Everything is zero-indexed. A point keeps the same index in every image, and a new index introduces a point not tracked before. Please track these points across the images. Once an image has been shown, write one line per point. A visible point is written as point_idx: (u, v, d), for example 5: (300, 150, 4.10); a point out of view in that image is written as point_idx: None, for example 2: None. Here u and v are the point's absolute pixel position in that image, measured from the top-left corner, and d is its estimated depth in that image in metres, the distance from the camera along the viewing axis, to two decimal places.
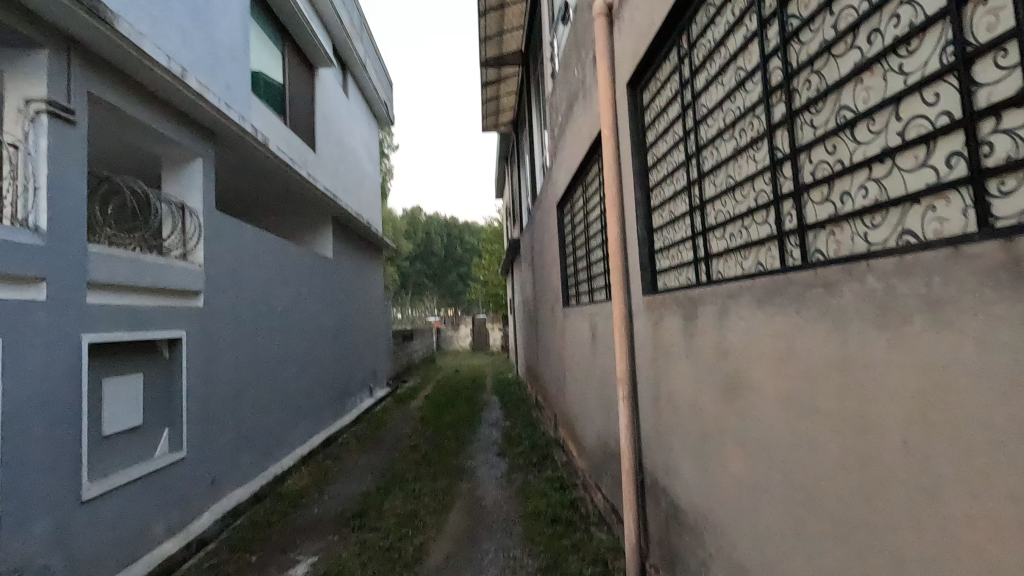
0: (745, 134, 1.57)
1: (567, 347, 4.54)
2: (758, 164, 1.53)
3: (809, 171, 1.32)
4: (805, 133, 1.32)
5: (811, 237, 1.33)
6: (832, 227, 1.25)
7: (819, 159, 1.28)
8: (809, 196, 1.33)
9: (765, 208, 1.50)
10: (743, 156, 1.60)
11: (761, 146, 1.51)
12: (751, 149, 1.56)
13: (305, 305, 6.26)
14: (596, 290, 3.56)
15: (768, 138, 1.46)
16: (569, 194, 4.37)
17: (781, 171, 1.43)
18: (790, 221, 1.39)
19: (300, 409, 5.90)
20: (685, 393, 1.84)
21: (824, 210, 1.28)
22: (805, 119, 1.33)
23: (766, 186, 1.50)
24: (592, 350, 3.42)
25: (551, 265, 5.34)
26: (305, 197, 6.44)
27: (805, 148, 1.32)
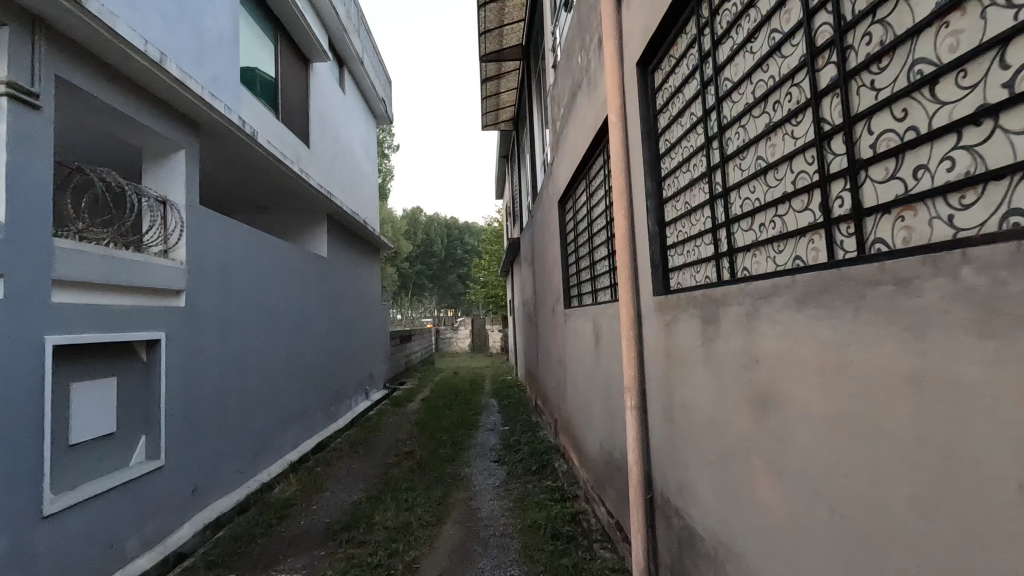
0: (783, 107, 1.37)
1: (568, 350, 4.34)
2: (798, 141, 1.33)
3: (870, 143, 1.12)
4: (864, 98, 1.13)
5: (872, 223, 1.13)
6: (901, 209, 1.05)
7: (885, 128, 1.08)
8: (868, 174, 1.13)
9: (807, 191, 1.30)
10: (778, 133, 1.40)
11: (803, 119, 1.31)
12: (789, 123, 1.36)
13: (297, 306, 6.06)
14: (600, 291, 3.36)
15: (813, 108, 1.26)
16: (571, 190, 4.17)
17: (830, 147, 1.23)
18: (843, 205, 1.19)
19: (290, 412, 5.70)
20: (703, 405, 1.63)
21: (890, 189, 1.08)
22: (864, 81, 1.13)
23: (808, 166, 1.30)
24: (594, 354, 3.23)
25: (551, 265, 5.15)
26: (297, 194, 6.24)
27: (864, 116, 1.12)
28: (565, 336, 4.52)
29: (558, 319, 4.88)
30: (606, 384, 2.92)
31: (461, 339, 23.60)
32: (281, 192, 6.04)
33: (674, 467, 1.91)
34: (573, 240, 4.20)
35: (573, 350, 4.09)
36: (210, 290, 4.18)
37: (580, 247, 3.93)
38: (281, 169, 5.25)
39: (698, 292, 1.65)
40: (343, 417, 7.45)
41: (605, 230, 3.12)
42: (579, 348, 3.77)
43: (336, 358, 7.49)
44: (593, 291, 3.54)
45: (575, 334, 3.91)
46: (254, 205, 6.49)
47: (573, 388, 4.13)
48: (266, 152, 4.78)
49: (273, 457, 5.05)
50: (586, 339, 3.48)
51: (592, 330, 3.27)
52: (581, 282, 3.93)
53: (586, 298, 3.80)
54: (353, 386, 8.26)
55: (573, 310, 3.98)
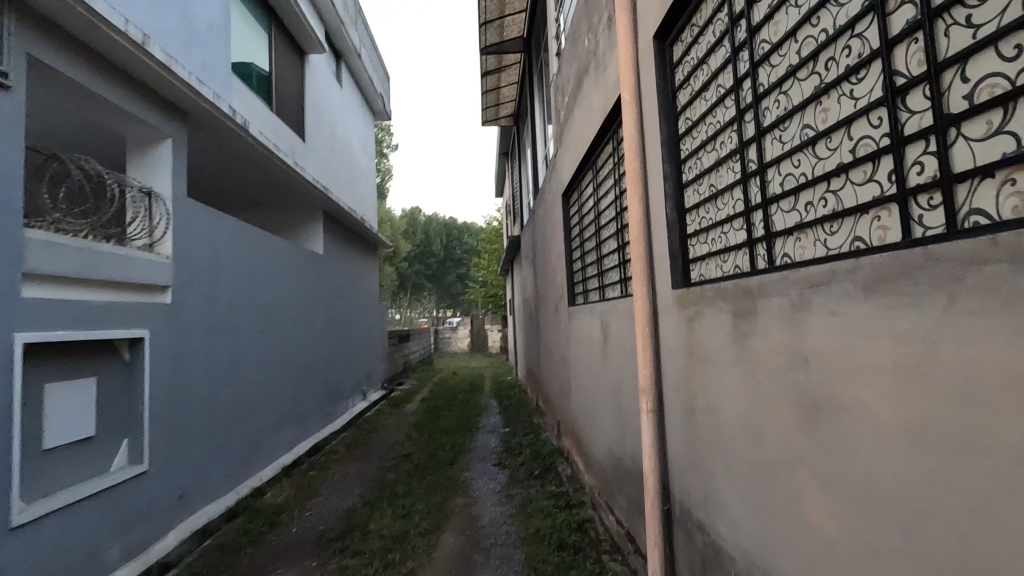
0: (837, 63, 1.16)
1: (572, 350, 4.17)
2: (857, 102, 1.11)
3: (960, 95, 0.90)
4: (953, 40, 0.90)
5: (961, 194, 0.91)
6: (1005, 174, 0.84)
7: (982, 74, 0.86)
8: (956, 135, 0.91)
9: (869, 161, 1.09)
10: (831, 94, 1.18)
11: (865, 75, 1.09)
12: (846, 82, 1.14)
13: (291, 304, 5.88)
14: (607, 287, 3.19)
15: (881, 60, 1.04)
16: (576, 182, 3.99)
17: (902, 105, 1.01)
18: (920, 174, 0.98)
19: (284, 414, 5.52)
20: (733, 409, 1.46)
21: (988, 151, 0.86)
22: (952, 19, 0.91)
23: (870, 130, 1.09)
24: (602, 352, 3.06)
25: (554, 262, 4.97)
26: (292, 189, 6.06)
27: (952, 62, 0.90)
28: (569, 335, 4.34)
29: (562, 317, 4.70)
30: (615, 384, 2.75)
31: (461, 338, 23.41)
32: (274, 186, 5.85)
33: (697, 476, 1.74)
34: (577, 235, 4.02)
35: (577, 349, 3.92)
36: (199, 286, 4.00)
37: (585, 242, 3.76)
38: (274, 162, 5.06)
39: (728, 282, 1.48)
40: (339, 418, 7.27)
41: (613, 222, 2.95)
42: (584, 347, 3.60)
43: (332, 357, 7.31)
44: (599, 287, 3.36)
45: (580, 332, 3.74)
46: (248, 200, 6.31)
47: (578, 389, 3.96)
48: (258, 143, 4.60)
49: (266, 460, 4.87)
50: (593, 338, 3.31)
51: (600, 327, 3.11)
52: (586, 279, 3.75)
53: (592, 295, 3.62)
54: (350, 386, 8.08)
55: (578, 308, 3.81)
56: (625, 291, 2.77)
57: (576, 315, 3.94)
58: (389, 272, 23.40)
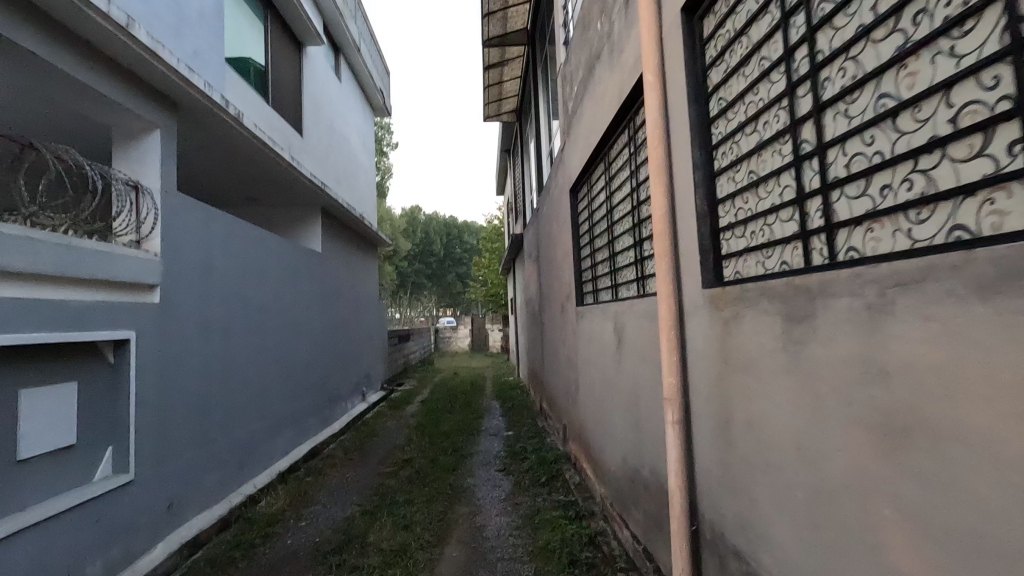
0: (933, 15, 0.97)
1: (581, 351, 4.00)
2: (962, 60, 0.92)
3: None
4: None
5: None
6: None
7: None
8: None
9: (978, 132, 0.90)
10: (921, 54, 0.99)
11: (972, 28, 0.90)
12: (944, 38, 0.95)
13: (288, 303, 5.70)
14: (621, 286, 3.01)
15: (1003, 5, 0.85)
16: (585, 177, 3.81)
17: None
18: None
19: (281, 417, 5.34)
20: (783, 423, 1.28)
21: None
22: None
23: (979, 94, 0.90)
24: (616, 356, 2.88)
25: (560, 259, 4.79)
26: (288, 185, 5.88)
27: None
28: (576, 336, 4.17)
29: (568, 317, 4.52)
30: (632, 389, 2.57)
31: (461, 338, 23.24)
32: (270, 182, 5.67)
33: (733, 496, 1.56)
34: (587, 231, 3.84)
35: (587, 351, 3.74)
36: (191, 284, 3.83)
37: (596, 239, 3.58)
38: (270, 156, 4.88)
39: (775, 280, 1.30)
40: (338, 420, 7.09)
41: (629, 217, 2.77)
42: (595, 348, 3.42)
43: (331, 358, 7.13)
44: (612, 286, 3.18)
45: (590, 333, 3.57)
46: (244, 196, 6.13)
47: (587, 393, 3.78)
48: (252, 136, 4.41)
49: (261, 465, 4.69)
50: (605, 340, 3.13)
51: (613, 328, 2.93)
52: (597, 277, 3.57)
53: (603, 294, 3.45)
54: (349, 387, 7.90)
55: (588, 308, 3.63)
56: (643, 290, 2.59)
57: (585, 315, 3.76)
58: (389, 271, 23.22)
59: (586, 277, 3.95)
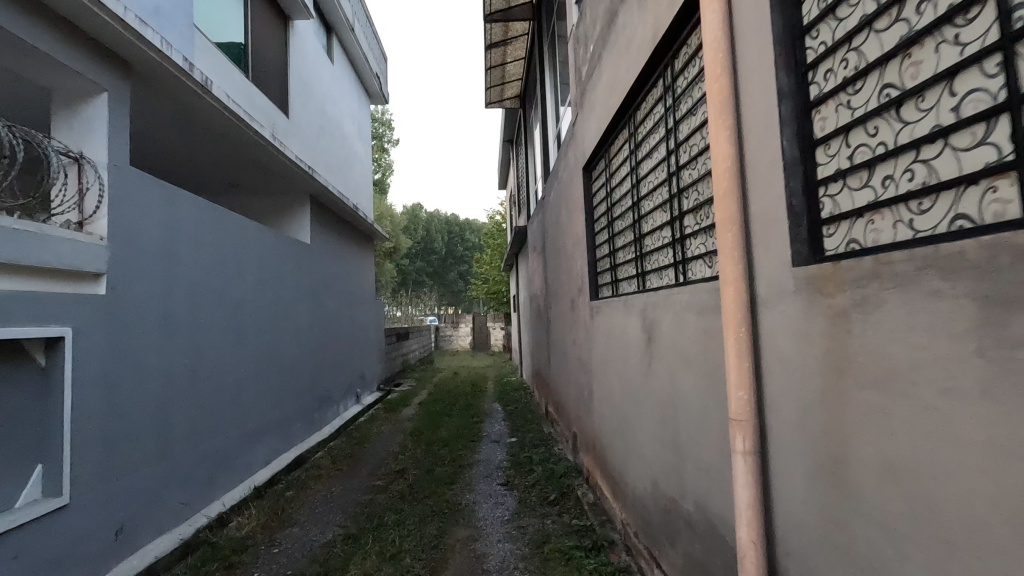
0: None
1: (595, 352, 3.49)
2: None
3: None
4: None
5: None
6: None
7: None
8: None
9: None
10: None
11: None
12: None
13: (270, 299, 5.21)
14: (651, 275, 2.52)
15: None
16: (601, 152, 3.31)
17: None
18: None
19: (262, 423, 4.86)
20: (982, 478, 0.79)
21: None
22: None
23: None
24: (645, 358, 2.38)
25: (570, 250, 4.30)
26: (272, 168, 5.39)
27: None
28: (590, 333, 3.68)
29: (579, 312, 4.02)
30: (670, 399, 2.07)
31: (462, 337, 22.76)
32: (250, 164, 5.18)
33: (854, 571, 1.05)
34: (604, 215, 3.35)
35: (603, 351, 3.24)
36: (150, 273, 3.34)
37: (616, 221, 3.10)
38: (247, 133, 4.39)
39: (961, 240, 0.80)
40: (328, 424, 6.61)
41: (664, 189, 2.28)
42: (615, 347, 2.92)
43: (320, 358, 6.64)
44: (638, 275, 2.69)
45: (609, 330, 3.07)
46: (225, 181, 5.66)
47: (604, 401, 3.28)
48: (223, 108, 3.92)
49: (235, 478, 4.20)
50: (629, 339, 2.63)
51: (640, 325, 2.44)
52: (617, 266, 3.09)
53: (625, 286, 2.96)
54: (341, 389, 7.42)
55: (605, 303, 3.13)
56: (684, 277, 2.10)
57: (601, 309, 3.25)
58: (389, 269, 22.76)
59: (602, 267, 3.48)
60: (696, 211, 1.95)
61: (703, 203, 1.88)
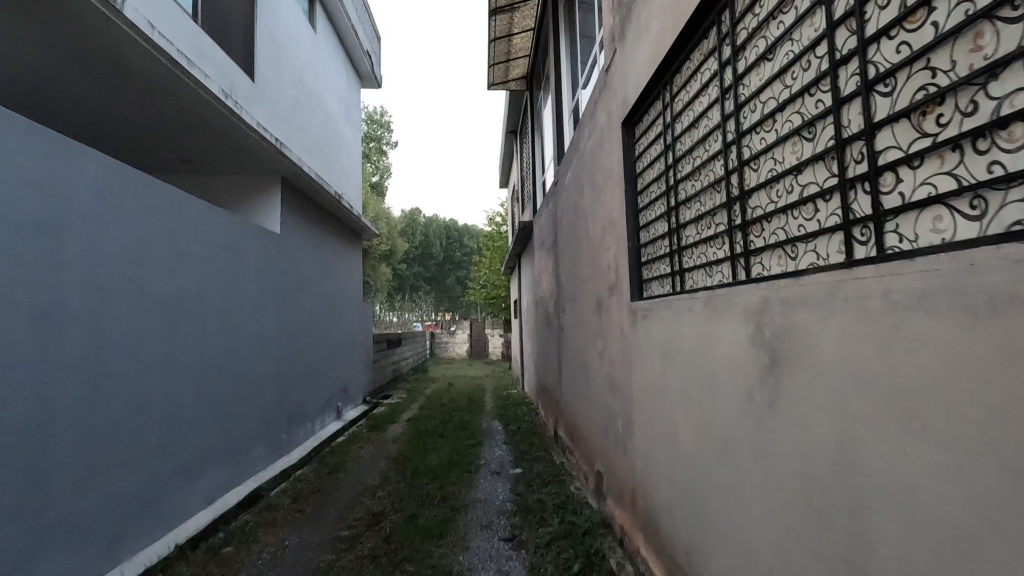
0: None
1: (639, 372, 2.53)
2: None
3: None
4: None
5: None
6: None
7: None
8: None
9: None
10: None
11: None
12: None
13: (217, 296, 4.26)
14: (759, 255, 1.57)
15: None
16: (653, 92, 2.38)
17: None
18: None
19: (202, 451, 3.89)
20: None
21: None
22: None
23: None
24: (757, 391, 1.43)
25: (597, 237, 3.36)
26: (224, 132, 4.49)
27: None
28: (628, 345, 2.72)
29: (610, 317, 3.07)
30: (836, 475, 1.13)
31: (458, 344, 21.78)
32: (192, 122, 4.29)
33: None
34: (655, 182, 2.42)
35: (654, 373, 2.29)
36: (13, 253, 2.40)
37: (675, 186, 2.16)
38: (174, 73, 3.52)
39: None
40: (299, 447, 5.62)
41: (805, 102, 1.35)
42: (682, 369, 1.97)
43: (292, 368, 5.67)
44: (726, 258, 1.75)
45: (667, 343, 2.12)
46: (174, 150, 4.80)
47: (653, 444, 2.33)
48: (130, 30, 3.06)
49: (155, 527, 3.25)
50: (715, 357, 1.68)
51: (745, 337, 1.49)
52: (679, 250, 2.15)
53: (696, 276, 2.01)
54: (318, 404, 6.44)
55: (661, 303, 2.18)
56: (859, 252, 1.17)
57: (652, 312, 2.31)
58: (385, 272, 21.76)
59: (650, 255, 2.53)
60: (920, 111, 1.03)
61: (944, 91, 0.96)
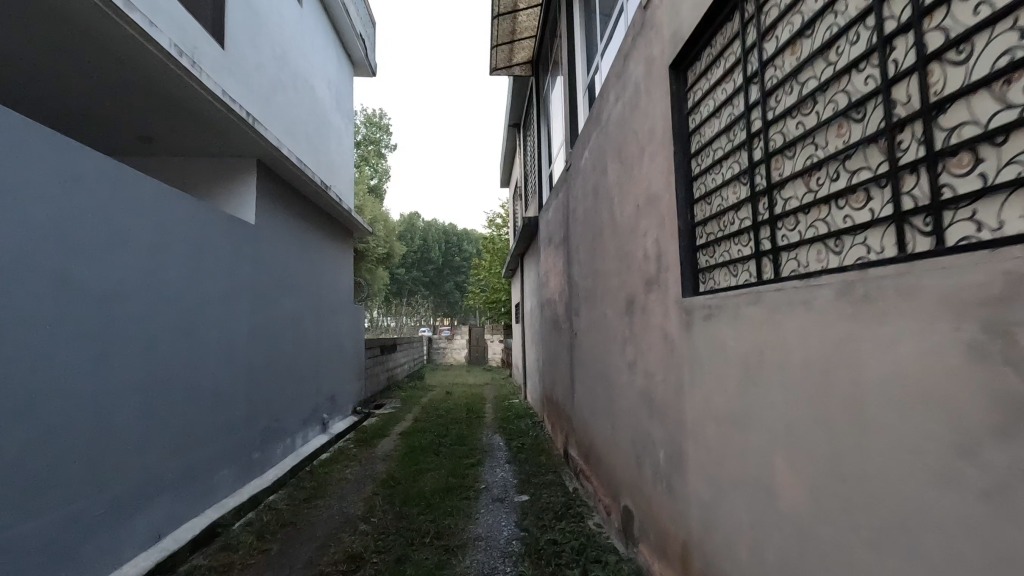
0: None
1: (695, 391, 1.90)
2: None
3: None
4: None
5: None
6: None
7: None
8: None
9: None
10: None
11: None
12: None
13: (170, 292, 3.62)
14: (966, 208, 0.92)
15: None
16: (725, 10, 1.75)
17: None
18: None
19: (146, 478, 3.25)
20: None
21: None
22: None
23: None
24: (989, 441, 0.82)
25: (627, 221, 2.73)
26: (185, 102, 3.89)
27: None
28: (676, 356, 2.09)
29: (648, 320, 2.43)
30: None
31: (457, 350, 21.15)
32: (144, 87, 3.70)
33: None
34: (722, 134, 1.78)
35: (726, 395, 1.66)
36: None
37: (763, 131, 1.52)
38: (105, 13, 2.91)
39: None
40: (276, 466, 4.96)
41: None
42: (783, 391, 1.34)
43: (269, 377, 5.03)
44: (877, 221, 1.11)
45: (752, 352, 1.49)
46: (129, 127, 4.20)
47: (721, 493, 1.69)
48: None
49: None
50: (871, 378, 1.05)
51: (952, 347, 0.87)
52: (769, 222, 1.50)
53: (803, 255, 1.37)
54: (300, 415, 5.79)
55: (741, 296, 1.56)
56: None
57: (721, 309, 1.68)
58: (383, 276, 21.09)
59: (713, 237, 1.89)
60: None
61: None
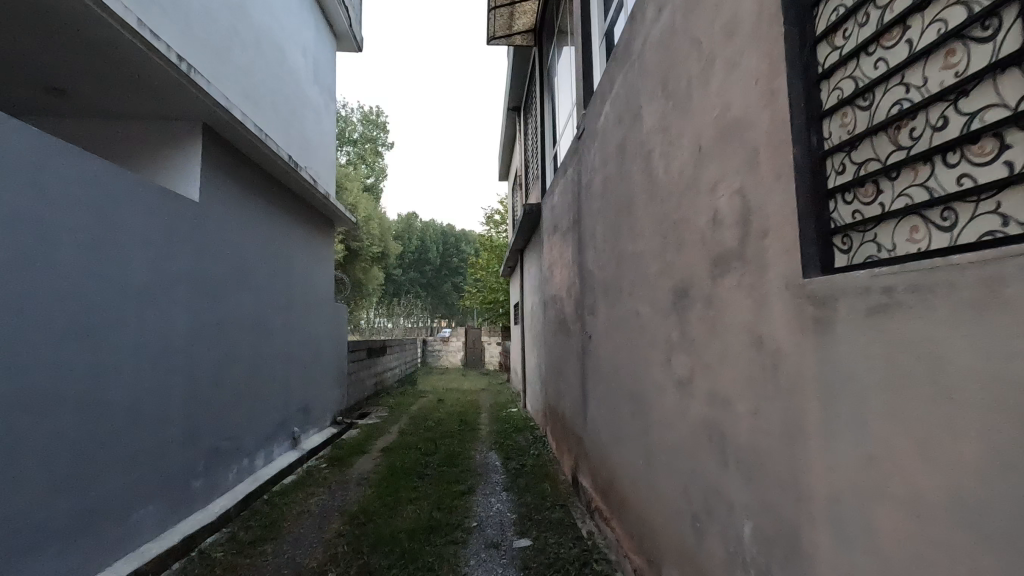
0: None
1: (838, 445, 1.07)
2: None
3: None
4: None
5: None
6: None
7: None
8: None
9: None
10: None
11: None
12: None
13: (67, 285, 2.76)
14: None
15: None
16: None
17: None
18: None
19: (18, 535, 2.40)
20: None
21: None
22: None
23: None
24: None
25: (680, 175, 1.89)
26: (95, 46, 3.05)
27: None
28: (785, 379, 1.26)
29: (720, 318, 1.59)
30: None
31: (452, 352, 20.24)
32: (36, 24, 2.86)
33: None
34: None
35: (953, 467, 0.83)
36: None
37: None
38: None
39: None
40: (225, 495, 4.11)
41: None
42: None
43: (218, 387, 4.17)
44: None
45: None
46: (35, 78, 3.37)
47: None
48: None
49: None
50: None
51: None
52: None
53: None
54: (262, 431, 4.94)
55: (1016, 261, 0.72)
56: None
57: (939, 297, 0.85)
58: (378, 275, 20.21)
59: (874, 167, 1.05)
60: None
61: None
